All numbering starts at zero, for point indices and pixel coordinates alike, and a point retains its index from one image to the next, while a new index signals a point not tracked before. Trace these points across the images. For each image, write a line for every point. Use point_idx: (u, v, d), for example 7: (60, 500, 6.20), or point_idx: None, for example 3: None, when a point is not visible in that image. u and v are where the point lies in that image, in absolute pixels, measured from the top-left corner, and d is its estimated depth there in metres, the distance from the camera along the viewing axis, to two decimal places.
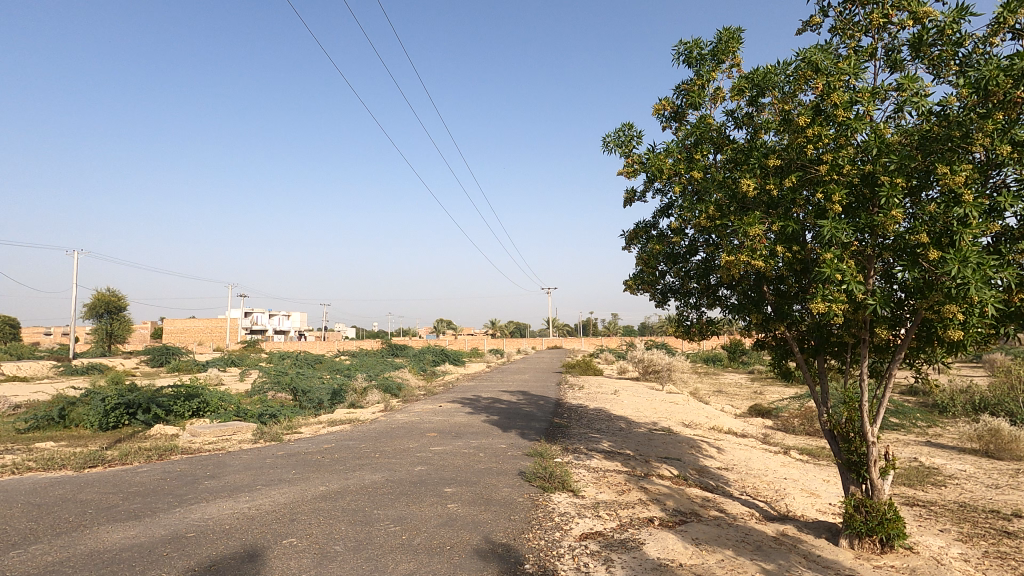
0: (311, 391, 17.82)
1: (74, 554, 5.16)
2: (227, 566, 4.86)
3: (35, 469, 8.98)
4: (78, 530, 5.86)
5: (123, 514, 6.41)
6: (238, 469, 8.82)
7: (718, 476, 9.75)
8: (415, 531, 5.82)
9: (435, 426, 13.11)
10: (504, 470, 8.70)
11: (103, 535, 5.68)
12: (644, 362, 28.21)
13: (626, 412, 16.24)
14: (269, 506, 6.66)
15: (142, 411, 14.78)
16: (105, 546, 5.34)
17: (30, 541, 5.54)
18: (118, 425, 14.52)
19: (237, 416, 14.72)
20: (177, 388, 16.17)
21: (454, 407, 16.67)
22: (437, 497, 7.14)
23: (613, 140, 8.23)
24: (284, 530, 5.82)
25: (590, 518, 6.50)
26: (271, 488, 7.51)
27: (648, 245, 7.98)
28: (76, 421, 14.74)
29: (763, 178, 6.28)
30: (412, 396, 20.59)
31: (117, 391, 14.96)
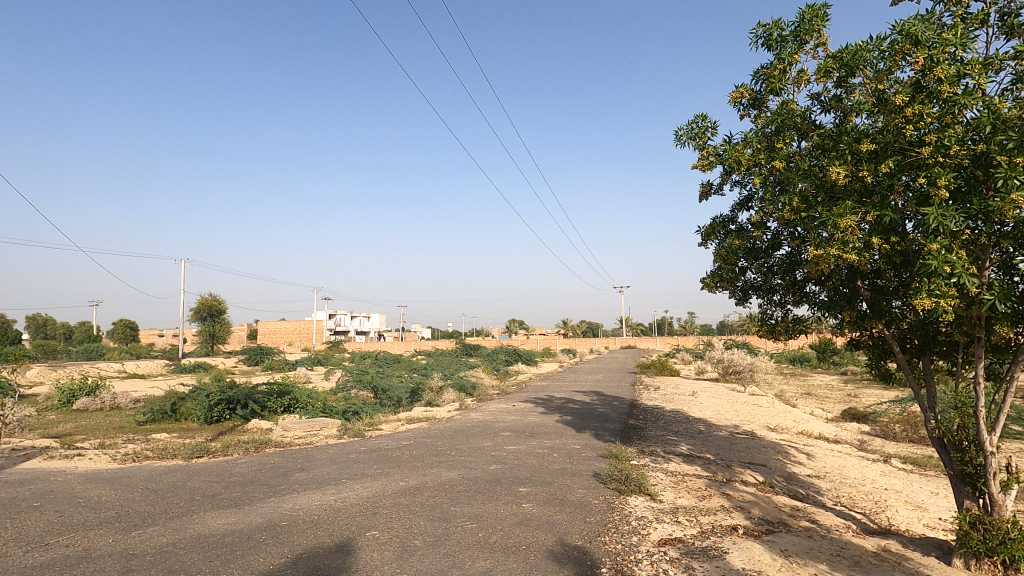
0: (390, 390, 18.51)
1: (184, 537, 5.67)
2: (318, 555, 5.13)
3: (152, 458, 9.98)
4: (188, 514, 6.43)
5: (225, 502, 6.96)
6: (325, 463, 9.28)
7: (808, 484, 9.14)
8: (491, 529, 5.90)
9: (509, 425, 13.20)
10: (580, 472, 8.59)
11: (209, 521, 6.19)
12: (724, 362, 26.95)
13: (705, 415, 15.60)
14: (353, 499, 6.97)
15: (240, 407, 16.08)
16: (211, 531, 5.82)
17: (148, 523, 6.15)
18: (221, 419, 15.84)
19: (324, 413, 15.56)
20: (271, 385, 17.40)
21: (528, 407, 16.61)
22: (513, 497, 7.18)
23: (686, 133, 7.95)
24: (367, 523, 6.07)
25: (669, 523, 6.31)
26: (355, 483, 7.85)
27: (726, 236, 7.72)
28: (185, 414, 16.16)
29: (856, 164, 5.80)
30: (486, 396, 20.83)
31: (219, 388, 16.35)
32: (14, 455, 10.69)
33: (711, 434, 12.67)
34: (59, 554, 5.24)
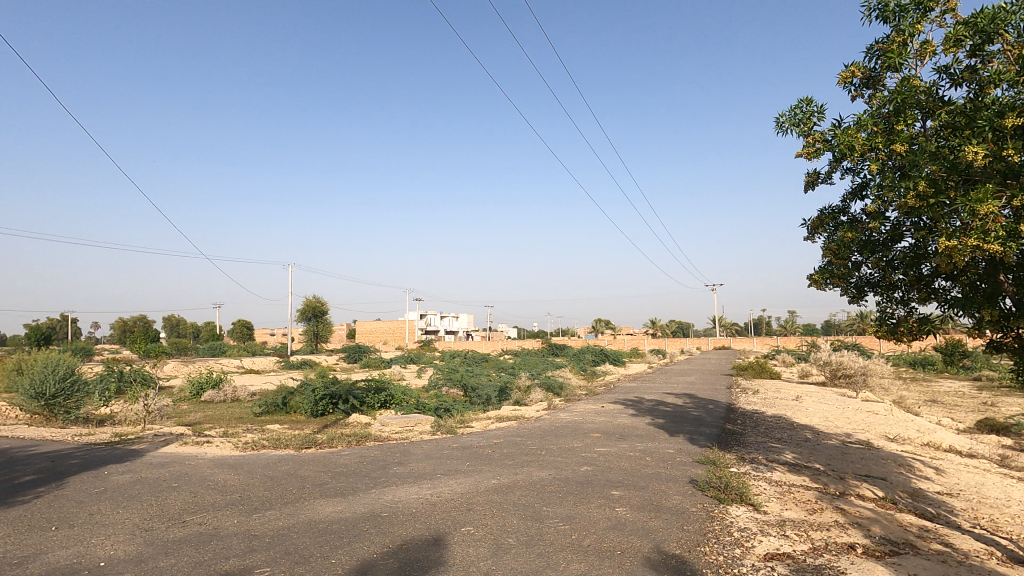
0: (479, 388, 18.89)
1: (297, 522, 6.10)
2: (416, 547, 5.32)
3: (268, 447, 10.88)
4: (300, 501, 6.93)
5: (332, 491, 7.43)
6: (420, 458, 9.65)
7: (939, 502, 8.18)
8: (584, 532, 5.82)
9: (598, 427, 13.01)
10: (675, 478, 8.27)
11: (318, 508, 6.63)
12: (832, 365, 24.88)
13: (812, 422, 14.47)
14: (448, 494, 7.17)
15: (342, 402, 17.15)
16: (320, 518, 6.23)
17: (267, 507, 6.70)
18: (325, 412, 16.98)
19: (418, 409, 16.19)
20: (369, 382, 18.39)
21: (617, 409, 16.29)
22: (605, 500, 7.05)
23: (789, 119, 7.41)
24: (462, 518, 6.21)
25: (776, 537, 5.89)
26: (449, 479, 8.08)
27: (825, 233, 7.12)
28: (294, 407, 17.49)
29: (997, 143, 5.09)
30: (574, 396, 20.68)
31: (323, 383, 17.53)
32: (156, 440, 12.10)
33: (819, 442, 11.73)
34: (193, 532, 5.83)
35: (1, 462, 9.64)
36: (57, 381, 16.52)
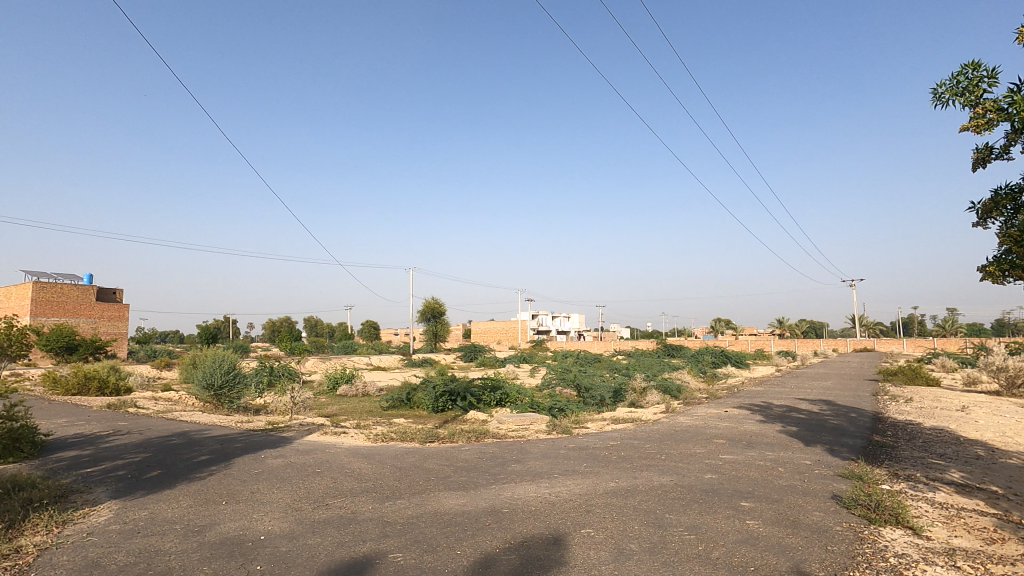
0: (593, 388, 18.68)
1: (425, 512, 6.44)
2: (537, 545, 5.36)
3: (396, 439, 11.64)
4: (426, 492, 7.31)
5: (455, 484, 7.74)
6: (537, 456, 9.76)
7: None
8: (712, 544, 5.50)
9: (722, 432, 12.27)
10: (813, 492, 7.55)
11: (444, 500, 6.94)
12: (1009, 372, 21.26)
13: (984, 437, 12.47)
14: (567, 495, 7.16)
15: (460, 398, 17.89)
16: (445, 509, 6.51)
17: (397, 495, 7.15)
18: (445, 408, 17.81)
19: (532, 408, 16.40)
20: (485, 380, 18.97)
21: (742, 414, 15.26)
22: (734, 511, 6.61)
23: (949, 89, 6.44)
24: (582, 520, 6.16)
25: (943, 567, 5.14)
26: (567, 479, 8.07)
27: (982, 227, 6.21)
28: (417, 403, 18.55)
29: None
30: (694, 399, 19.71)
31: (443, 381, 18.40)
32: (302, 429, 13.47)
33: (996, 461, 10.06)
34: (335, 514, 6.39)
35: (184, 443, 11.30)
36: (223, 375, 19.02)
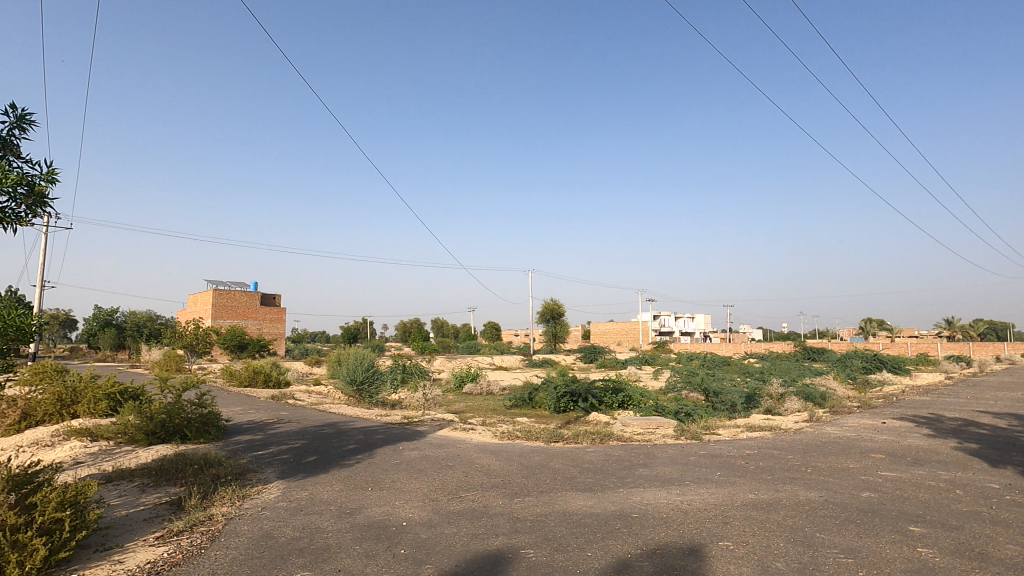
0: (724, 393, 17.59)
1: (553, 511, 6.49)
2: (671, 554, 5.16)
3: (521, 437, 11.89)
4: (554, 491, 7.37)
5: (582, 485, 7.71)
6: (666, 462, 9.40)
7: None
8: (874, 570, 4.91)
9: (879, 446, 10.91)
10: (1004, 521, 6.42)
11: (571, 500, 6.95)
12: None
13: None
14: (700, 504, 6.81)
15: (582, 399, 17.83)
16: (574, 510, 6.51)
17: (525, 493, 7.29)
18: (567, 409, 17.86)
19: (657, 412, 15.85)
20: (607, 382, 18.69)
21: (905, 427, 13.44)
22: (900, 535, 5.84)
23: None
24: (719, 531, 5.82)
25: None
26: (699, 487, 7.68)
27: None
28: (539, 402, 18.80)
29: None
30: (842, 408, 17.76)
31: (564, 381, 18.45)
32: (433, 424, 14.27)
33: None
34: (468, 507, 6.67)
35: (334, 433, 12.52)
36: (363, 371, 20.85)
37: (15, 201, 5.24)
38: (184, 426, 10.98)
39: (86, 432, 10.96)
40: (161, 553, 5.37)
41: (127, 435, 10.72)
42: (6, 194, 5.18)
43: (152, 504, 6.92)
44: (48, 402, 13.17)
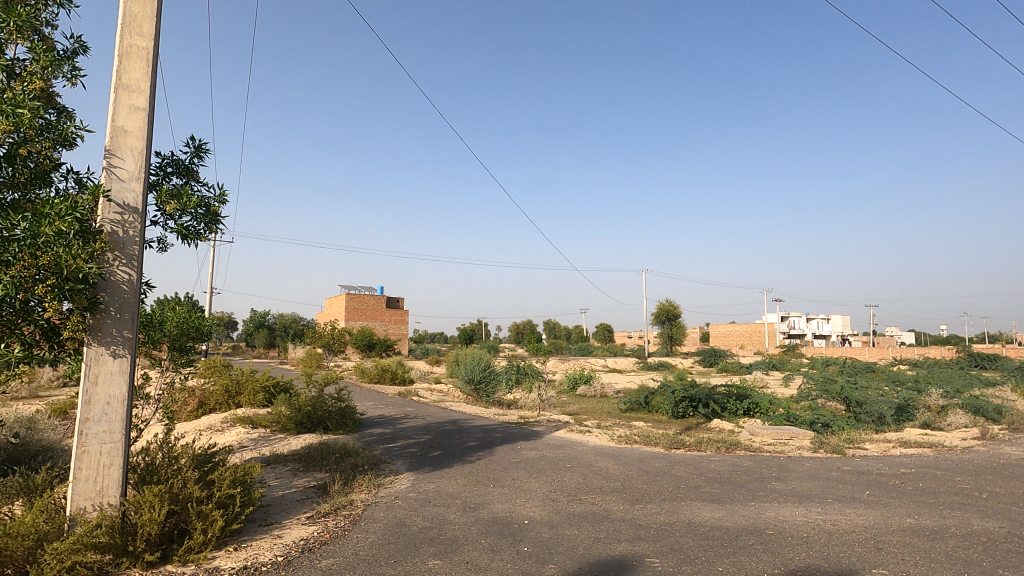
0: (869, 403, 15.77)
1: (678, 520, 6.23)
2: None
3: (639, 442, 11.58)
4: (677, 500, 7.08)
5: (708, 496, 7.33)
6: (803, 476, 8.63)
7: None
8: None
9: None
10: None
11: (697, 511, 6.63)
12: None
13: None
14: (847, 525, 6.16)
15: (703, 406, 16.99)
16: (700, 521, 6.21)
17: (647, 500, 7.09)
18: (686, 415, 17.11)
19: (789, 422, 14.61)
20: (730, 387, 17.59)
21: None
22: None
23: None
24: (872, 558, 5.22)
25: None
26: (844, 506, 6.95)
27: None
28: (656, 407, 18.19)
29: None
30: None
31: (683, 386, 17.69)
32: (550, 425, 14.39)
33: None
34: (589, 510, 6.63)
35: (456, 429, 13.10)
36: (480, 370, 21.64)
37: (196, 220, 6.13)
38: (326, 418, 12.13)
39: (248, 420, 12.52)
40: (312, 531, 5.97)
41: (281, 424, 12.08)
42: (190, 215, 6.07)
43: (303, 486, 7.72)
44: (219, 392, 15.22)
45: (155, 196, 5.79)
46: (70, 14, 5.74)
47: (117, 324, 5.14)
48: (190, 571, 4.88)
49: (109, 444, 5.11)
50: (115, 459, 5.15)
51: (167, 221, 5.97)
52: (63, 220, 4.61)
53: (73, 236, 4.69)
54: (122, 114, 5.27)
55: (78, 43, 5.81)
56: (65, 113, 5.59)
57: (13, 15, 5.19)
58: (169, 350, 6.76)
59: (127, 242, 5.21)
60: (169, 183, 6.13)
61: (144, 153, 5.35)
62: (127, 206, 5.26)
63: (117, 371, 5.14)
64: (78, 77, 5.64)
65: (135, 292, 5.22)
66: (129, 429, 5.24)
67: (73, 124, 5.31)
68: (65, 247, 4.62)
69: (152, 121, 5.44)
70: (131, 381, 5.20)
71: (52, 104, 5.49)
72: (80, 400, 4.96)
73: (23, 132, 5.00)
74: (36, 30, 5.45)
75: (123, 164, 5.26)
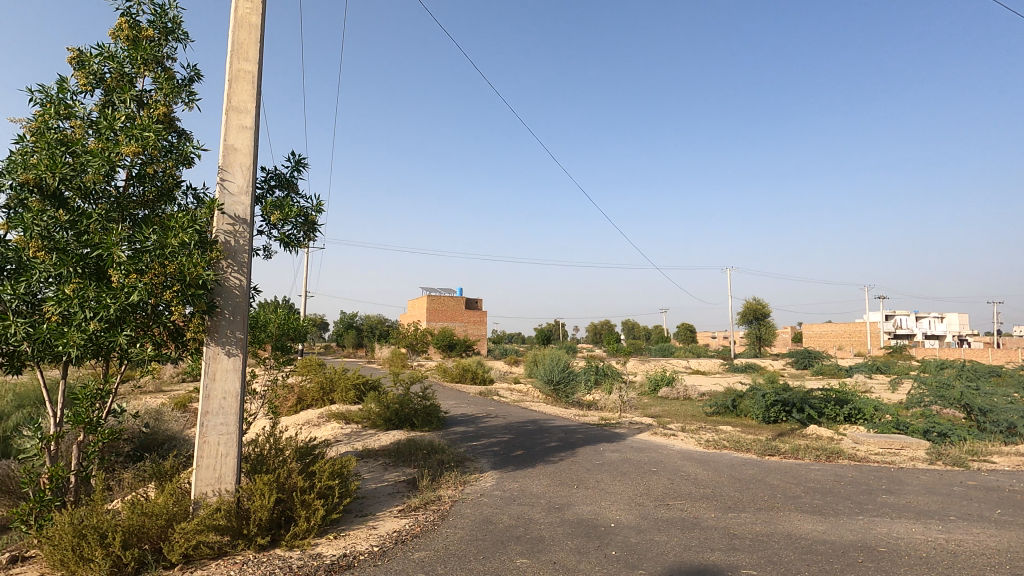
0: (996, 411, 14.10)
1: (776, 532, 5.89)
2: None
3: (729, 448, 11.08)
4: (775, 510, 6.69)
5: (809, 507, 6.87)
6: (918, 490, 7.86)
7: None
8: None
9: None
10: None
11: (797, 522, 6.23)
12: None
13: None
14: (975, 546, 5.54)
15: (797, 411, 15.98)
16: (801, 533, 5.83)
17: (741, 508, 6.76)
18: (779, 420, 16.16)
19: (899, 430, 13.38)
20: (828, 391, 16.38)
21: None
22: None
23: None
24: None
25: None
26: (970, 525, 6.26)
27: None
28: (745, 411, 17.31)
29: None
30: None
31: (774, 389, 16.71)
32: (632, 427, 14.10)
33: None
34: (678, 516, 6.42)
35: (537, 429, 13.16)
36: (559, 371, 21.60)
37: (296, 228, 6.57)
38: (412, 415, 12.60)
39: (342, 415, 13.27)
40: (404, 524, 6.22)
41: (371, 420, 12.69)
42: (291, 224, 6.52)
43: (394, 481, 8.07)
44: (315, 389, 16.25)
45: (261, 207, 6.27)
46: (185, 46, 6.33)
47: (231, 326, 5.61)
48: (296, 555, 5.24)
49: (226, 435, 5.60)
50: (230, 449, 5.63)
51: (271, 230, 6.45)
52: (186, 232, 5.10)
53: (194, 246, 5.19)
54: (231, 133, 5.76)
55: (193, 70, 6.41)
56: (184, 135, 6.18)
57: (140, 50, 5.83)
58: (273, 350, 7.29)
59: (238, 250, 5.68)
60: (272, 195, 6.62)
61: (252, 168, 5.82)
62: (238, 217, 5.73)
63: (231, 369, 5.61)
64: (194, 102, 6.22)
65: (245, 296, 5.68)
66: (242, 422, 5.71)
67: (191, 144, 5.86)
68: (187, 256, 5.12)
69: (257, 138, 5.90)
70: (243, 378, 5.66)
71: (174, 127, 6.09)
72: (201, 395, 5.46)
73: (151, 153, 5.58)
74: (159, 63, 6.07)
75: (233, 179, 5.73)
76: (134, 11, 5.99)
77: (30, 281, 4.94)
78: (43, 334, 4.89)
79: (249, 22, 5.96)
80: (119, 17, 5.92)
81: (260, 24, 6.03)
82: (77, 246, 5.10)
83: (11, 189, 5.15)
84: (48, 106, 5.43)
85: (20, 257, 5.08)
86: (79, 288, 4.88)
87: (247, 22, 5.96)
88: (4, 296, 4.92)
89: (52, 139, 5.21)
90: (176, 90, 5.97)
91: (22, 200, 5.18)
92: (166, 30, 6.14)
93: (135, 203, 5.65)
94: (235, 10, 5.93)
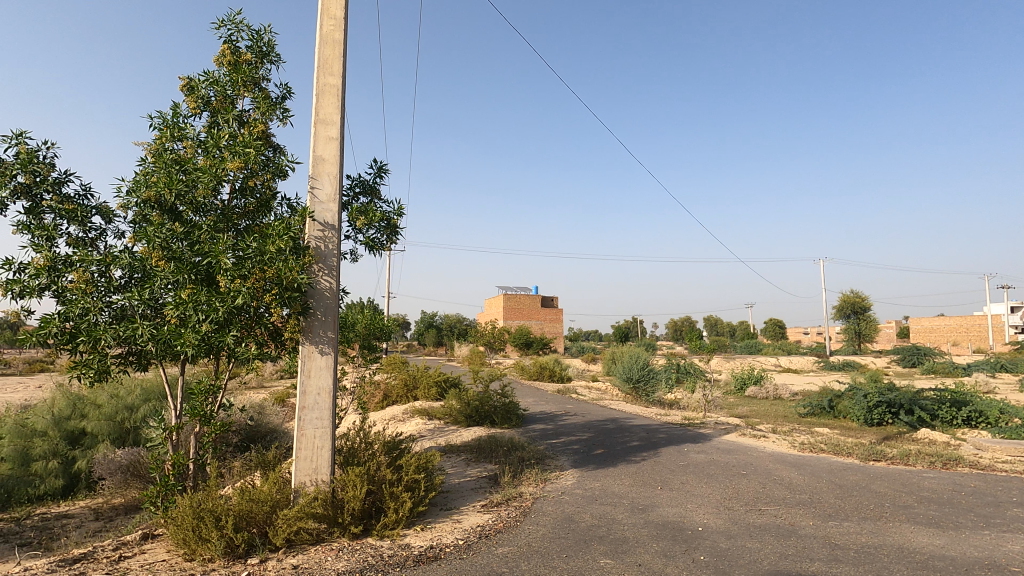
0: None
1: (886, 544, 5.42)
2: None
3: (828, 451, 10.33)
4: (883, 520, 6.16)
5: (923, 518, 6.26)
6: None
7: None
8: None
9: None
10: None
11: (910, 535, 5.69)
12: None
13: None
14: None
15: (904, 412, 14.62)
16: (915, 547, 5.33)
17: (843, 516, 6.28)
18: (883, 422, 14.88)
19: None
20: (942, 392, 14.82)
21: None
22: None
23: None
24: None
25: None
26: None
27: None
28: (844, 412, 16.09)
29: None
30: None
31: (877, 389, 15.39)
32: (718, 427, 13.52)
33: None
34: (772, 522, 6.08)
35: (618, 428, 12.94)
36: (638, 369, 21.16)
37: (380, 231, 6.87)
38: (492, 413, 12.80)
39: (425, 412, 13.73)
40: (487, 519, 6.33)
41: (452, 416, 13.03)
42: (375, 228, 6.83)
43: (476, 476, 8.22)
44: (400, 387, 16.91)
45: (348, 213, 6.59)
46: (279, 67, 6.79)
47: (323, 326, 5.95)
48: (387, 545, 5.49)
49: (321, 428, 5.95)
50: (325, 442, 5.98)
51: (357, 234, 6.78)
52: (281, 239, 5.46)
53: (289, 252, 5.53)
54: (320, 145, 6.10)
55: (285, 88, 6.86)
56: (279, 149, 6.63)
57: (240, 74, 6.33)
58: (360, 348, 7.66)
59: (328, 255, 6.02)
60: (358, 202, 6.96)
61: (338, 176, 6.15)
62: (327, 222, 6.06)
63: (324, 366, 5.94)
64: (288, 118, 6.66)
65: (335, 297, 5.99)
66: (335, 417, 6.05)
67: (286, 157, 6.29)
68: (283, 261, 5.46)
69: (343, 147, 6.21)
70: (335, 376, 5.98)
71: (270, 142, 6.55)
72: (298, 391, 5.84)
73: (251, 167, 6.03)
74: (256, 83, 6.56)
75: (323, 187, 6.08)
76: (235, 37, 6.52)
77: (153, 287, 5.51)
78: (164, 334, 5.43)
79: (333, 38, 6.30)
80: (223, 44, 6.46)
81: (343, 40, 6.35)
82: (190, 254, 5.60)
83: (136, 206, 5.77)
84: (166, 129, 6.03)
85: (144, 266, 5.67)
86: (193, 293, 5.35)
87: (331, 38, 6.30)
88: (133, 301, 5.51)
89: (169, 159, 5.78)
90: (271, 108, 6.42)
91: (145, 215, 5.78)
92: (262, 53, 6.63)
93: (238, 214, 6.14)
94: (321, 28, 6.28)
